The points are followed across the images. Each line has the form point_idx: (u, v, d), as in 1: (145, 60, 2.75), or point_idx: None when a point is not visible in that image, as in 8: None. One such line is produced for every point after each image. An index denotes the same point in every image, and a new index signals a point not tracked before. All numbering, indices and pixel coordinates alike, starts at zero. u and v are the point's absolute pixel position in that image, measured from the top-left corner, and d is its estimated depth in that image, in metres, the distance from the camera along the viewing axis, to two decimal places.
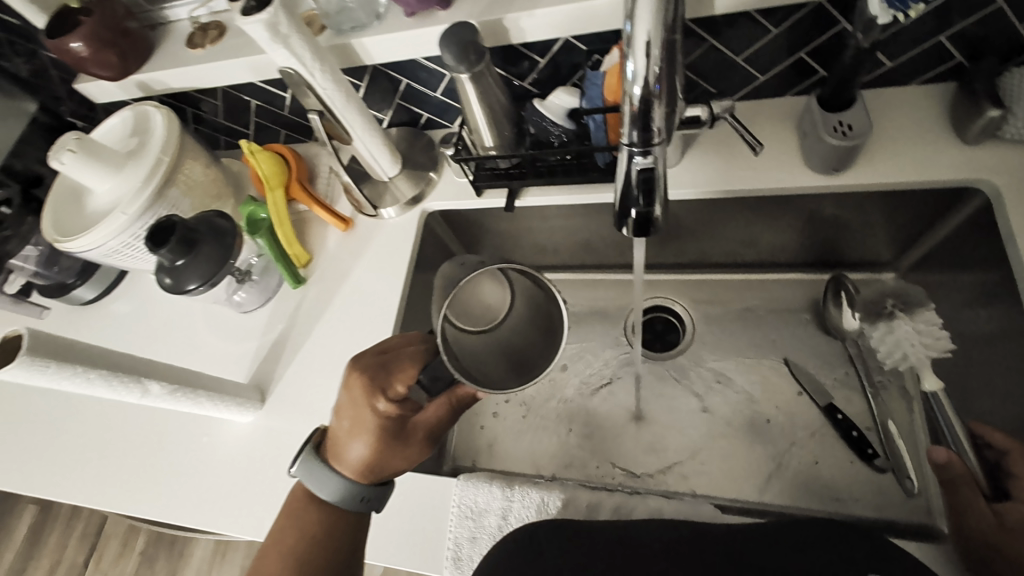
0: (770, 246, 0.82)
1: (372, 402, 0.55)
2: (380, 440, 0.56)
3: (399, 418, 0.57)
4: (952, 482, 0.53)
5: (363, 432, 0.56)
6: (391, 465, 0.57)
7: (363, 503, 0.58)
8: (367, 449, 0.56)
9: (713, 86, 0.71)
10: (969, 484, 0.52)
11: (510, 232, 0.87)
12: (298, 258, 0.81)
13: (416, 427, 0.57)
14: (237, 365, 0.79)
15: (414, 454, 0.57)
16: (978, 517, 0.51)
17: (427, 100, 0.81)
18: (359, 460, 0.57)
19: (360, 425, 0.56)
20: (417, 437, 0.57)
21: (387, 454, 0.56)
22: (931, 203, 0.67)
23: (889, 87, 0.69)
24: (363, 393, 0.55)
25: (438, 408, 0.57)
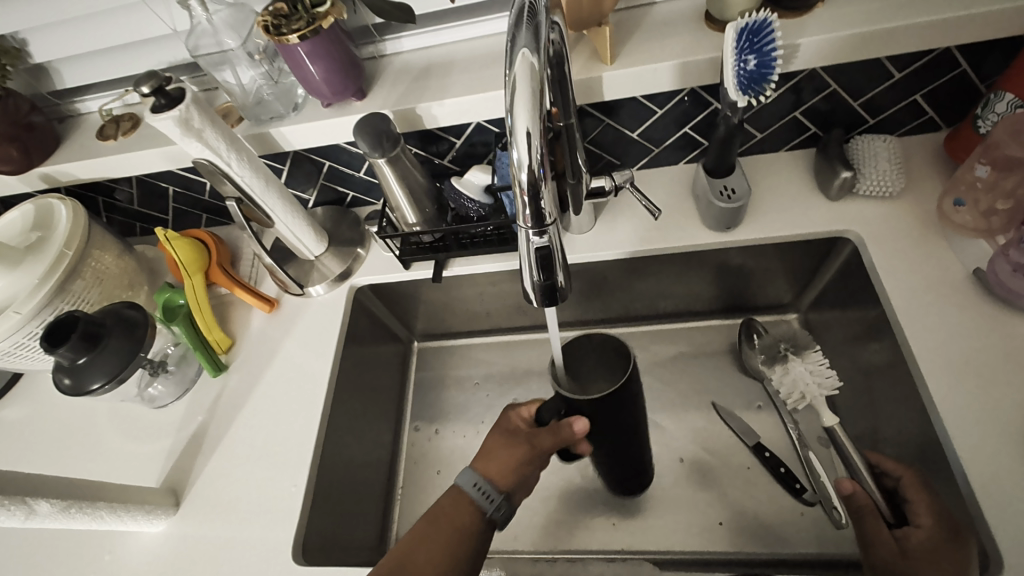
0: (687, 296, 0.88)
1: (513, 407, 0.65)
2: (506, 433, 0.62)
3: (523, 421, 0.62)
4: (857, 512, 0.58)
5: (495, 434, 0.62)
6: (506, 465, 0.60)
7: (478, 496, 0.58)
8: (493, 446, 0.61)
9: (616, 158, 0.79)
10: (872, 512, 0.57)
11: (443, 300, 0.89)
12: (219, 344, 0.78)
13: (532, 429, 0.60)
14: (147, 466, 0.73)
15: (523, 455, 0.59)
16: (881, 543, 0.55)
17: (350, 180, 0.83)
18: (487, 453, 0.61)
19: (501, 424, 0.64)
20: (526, 440, 0.60)
21: (507, 449, 0.60)
22: (813, 251, 0.76)
23: (765, 152, 0.79)
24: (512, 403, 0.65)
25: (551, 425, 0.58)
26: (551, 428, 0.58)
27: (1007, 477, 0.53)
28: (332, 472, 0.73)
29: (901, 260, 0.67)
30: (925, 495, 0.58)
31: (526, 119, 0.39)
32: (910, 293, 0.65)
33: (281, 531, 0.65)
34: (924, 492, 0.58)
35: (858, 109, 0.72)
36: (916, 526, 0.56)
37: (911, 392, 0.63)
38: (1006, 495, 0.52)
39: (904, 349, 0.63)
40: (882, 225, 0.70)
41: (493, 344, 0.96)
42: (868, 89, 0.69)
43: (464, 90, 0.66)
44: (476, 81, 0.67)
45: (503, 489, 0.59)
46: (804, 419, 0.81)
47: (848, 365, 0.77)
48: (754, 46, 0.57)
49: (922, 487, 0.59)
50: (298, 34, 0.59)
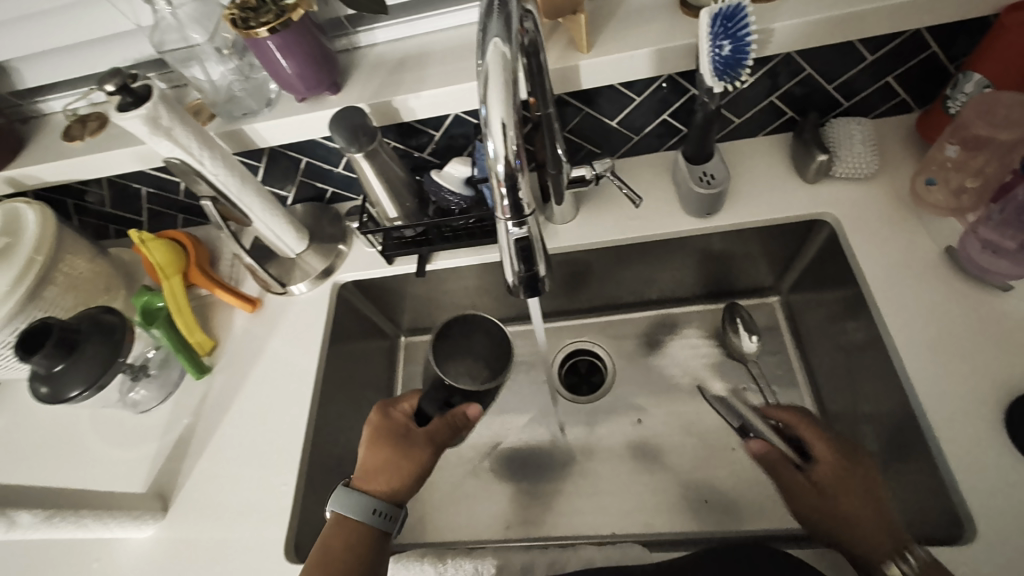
0: (670, 283, 0.89)
1: (387, 413, 0.63)
2: (390, 445, 0.61)
3: (405, 426, 0.62)
4: (773, 469, 0.61)
5: (375, 448, 0.61)
6: (399, 477, 0.60)
7: (377, 519, 0.58)
8: (378, 456, 0.60)
9: (596, 147, 0.79)
10: (784, 465, 0.60)
11: (428, 295, 0.88)
12: (201, 346, 0.77)
13: (421, 432, 0.61)
14: (133, 472, 0.72)
15: (417, 463, 0.60)
16: (803, 497, 0.57)
17: (329, 175, 0.82)
18: (375, 470, 0.60)
19: (372, 436, 0.62)
20: (418, 442, 0.61)
21: (396, 461, 0.60)
22: (791, 234, 0.77)
23: (743, 137, 0.80)
24: (380, 409, 0.63)
25: (442, 419, 0.62)
26: (445, 421, 0.62)
27: (979, 447, 0.55)
28: (321, 470, 0.73)
29: (876, 240, 0.69)
30: (818, 434, 0.61)
31: (501, 111, 0.39)
32: (886, 272, 0.67)
33: (272, 531, 0.64)
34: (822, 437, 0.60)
35: (832, 93, 0.72)
36: (820, 461, 0.59)
37: (888, 368, 0.64)
38: (978, 464, 0.54)
39: (880, 327, 0.65)
40: (858, 206, 0.71)
41: None
42: (841, 72, 0.69)
43: (441, 81, 0.66)
44: (452, 72, 0.66)
45: (396, 500, 0.60)
46: (787, 399, 0.83)
47: (827, 345, 0.79)
48: (728, 31, 0.57)
49: (814, 427, 0.61)
50: (268, 27, 0.58)
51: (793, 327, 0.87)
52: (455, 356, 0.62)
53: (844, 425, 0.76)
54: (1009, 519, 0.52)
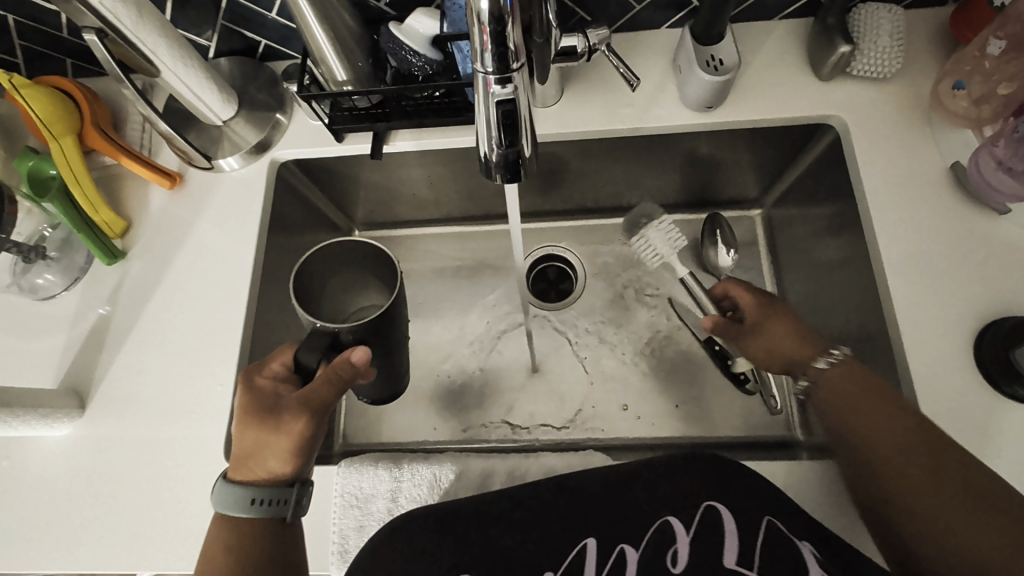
0: (652, 188, 0.82)
1: (252, 382, 0.50)
2: (257, 421, 0.48)
3: (274, 394, 0.49)
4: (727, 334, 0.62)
5: (244, 428, 0.49)
6: (279, 456, 0.49)
7: (263, 509, 0.48)
8: (249, 436, 0.49)
9: (590, 15, 0.66)
10: (736, 332, 0.62)
11: (384, 183, 0.78)
12: (111, 227, 0.65)
13: (293, 398, 0.48)
14: (40, 365, 0.63)
15: (295, 438, 0.48)
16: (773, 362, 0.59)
17: (261, 23, 0.66)
18: (248, 450, 0.49)
19: (239, 410, 0.49)
20: (287, 413, 0.48)
21: (269, 440, 0.48)
22: (791, 139, 0.70)
23: (757, 20, 0.69)
24: (243, 377, 0.50)
25: (316, 379, 0.48)
26: (323, 378, 0.48)
27: (946, 370, 0.55)
28: None
29: (882, 150, 0.63)
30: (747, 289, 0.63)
31: None
32: (887, 186, 0.62)
33: (209, 431, 0.59)
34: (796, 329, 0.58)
35: None
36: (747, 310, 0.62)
37: (869, 288, 0.62)
38: (944, 387, 0.54)
39: (869, 246, 0.61)
40: (870, 111, 0.64)
41: (442, 235, 0.88)
42: None
43: None
44: None
45: (286, 482, 0.49)
46: None
47: (804, 263, 0.76)
48: None
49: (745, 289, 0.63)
50: None
51: (771, 244, 0.83)
52: (357, 289, 0.59)
53: None
54: (961, 434, 0.53)
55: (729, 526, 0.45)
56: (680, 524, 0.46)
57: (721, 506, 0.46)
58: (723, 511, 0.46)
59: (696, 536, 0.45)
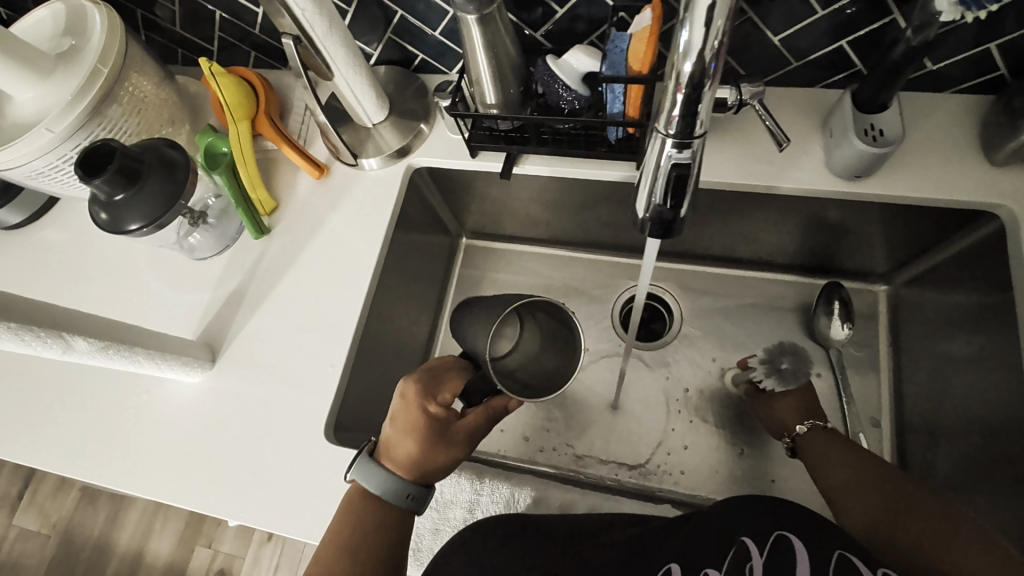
0: (769, 245, 0.79)
1: (426, 406, 0.53)
2: (431, 442, 0.52)
3: (447, 420, 0.53)
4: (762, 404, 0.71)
5: (413, 447, 0.52)
6: (438, 473, 0.54)
7: (409, 503, 0.53)
8: (418, 454, 0.52)
9: (743, 67, 0.65)
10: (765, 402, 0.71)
11: (502, 199, 0.81)
12: (263, 205, 0.73)
13: (465, 428, 0.54)
14: (185, 317, 0.71)
15: (459, 460, 0.54)
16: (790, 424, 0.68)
17: (423, 39, 0.71)
18: (404, 461, 0.52)
19: (407, 423, 0.53)
20: (460, 440, 0.53)
21: (436, 460, 0.53)
22: (942, 222, 0.65)
23: (923, 90, 0.65)
24: (414, 396, 0.53)
25: (480, 413, 0.54)
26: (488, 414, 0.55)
27: None
28: (368, 357, 0.71)
29: None
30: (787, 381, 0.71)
31: None
32: None
33: (314, 406, 0.64)
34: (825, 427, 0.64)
35: None
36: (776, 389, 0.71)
37: (1013, 401, 0.56)
38: None
39: (1023, 356, 0.56)
40: None
41: (543, 256, 0.90)
42: None
43: None
44: None
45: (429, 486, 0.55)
46: (860, 396, 0.77)
47: (931, 354, 0.70)
48: None
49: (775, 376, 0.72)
50: None
51: (893, 324, 0.77)
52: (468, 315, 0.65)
53: (920, 440, 0.70)
54: None
55: (800, 551, 0.43)
56: (754, 546, 0.44)
57: (791, 536, 0.44)
58: (794, 540, 0.44)
59: (768, 561, 0.43)
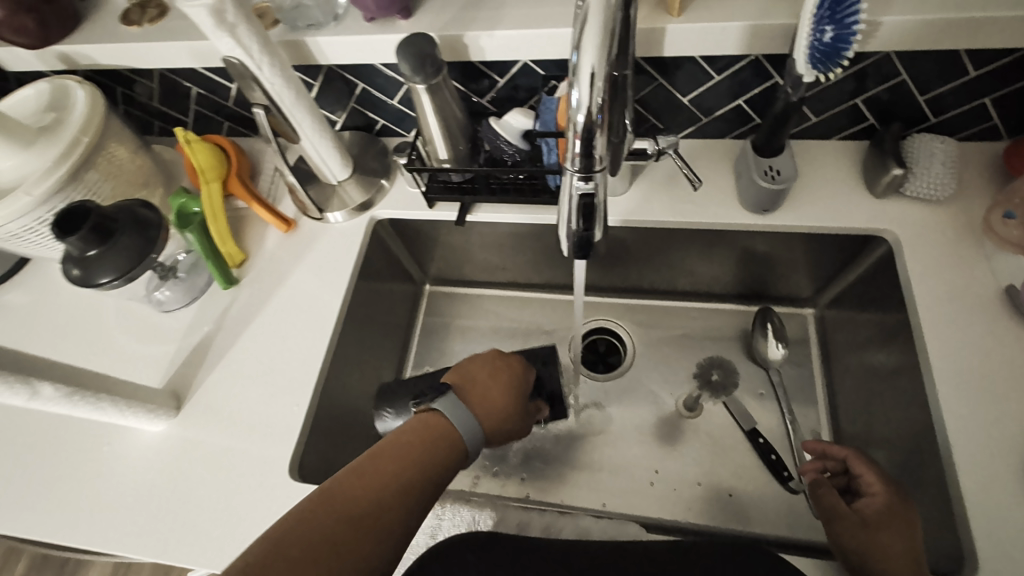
0: (705, 277, 0.87)
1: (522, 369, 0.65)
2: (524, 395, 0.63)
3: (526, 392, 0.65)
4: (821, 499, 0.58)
5: (506, 394, 0.61)
6: (508, 430, 0.60)
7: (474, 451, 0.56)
8: (511, 401, 0.61)
9: (661, 123, 0.76)
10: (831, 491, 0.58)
11: (460, 246, 0.87)
12: (232, 257, 0.77)
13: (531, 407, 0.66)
14: (152, 367, 0.73)
15: (521, 428, 0.63)
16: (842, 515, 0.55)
17: (382, 106, 0.79)
18: (498, 407, 0.59)
19: (504, 372, 0.63)
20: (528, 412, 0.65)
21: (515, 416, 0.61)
22: (843, 248, 0.74)
23: (814, 139, 0.76)
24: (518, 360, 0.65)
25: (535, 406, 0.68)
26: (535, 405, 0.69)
27: (1003, 496, 0.54)
28: (334, 398, 0.74)
29: (935, 267, 0.66)
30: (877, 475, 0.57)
31: (592, 59, 0.37)
32: (940, 302, 0.64)
33: (280, 448, 0.66)
34: (904, 501, 0.54)
35: (921, 105, 0.68)
36: (869, 495, 0.56)
37: (920, 401, 0.63)
38: (1001, 517, 0.53)
39: (921, 360, 0.63)
40: (923, 230, 0.68)
41: (503, 297, 0.96)
42: (938, 84, 0.65)
43: (518, 22, 0.61)
44: (529, 13, 0.62)
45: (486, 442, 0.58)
46: (800, 411, 0.83)
47: (854, 367, 0.77)
48: (834, 16, 0.53)
49: (870, 464, 0.58)
50: None
51: (822, 343, 0.85)
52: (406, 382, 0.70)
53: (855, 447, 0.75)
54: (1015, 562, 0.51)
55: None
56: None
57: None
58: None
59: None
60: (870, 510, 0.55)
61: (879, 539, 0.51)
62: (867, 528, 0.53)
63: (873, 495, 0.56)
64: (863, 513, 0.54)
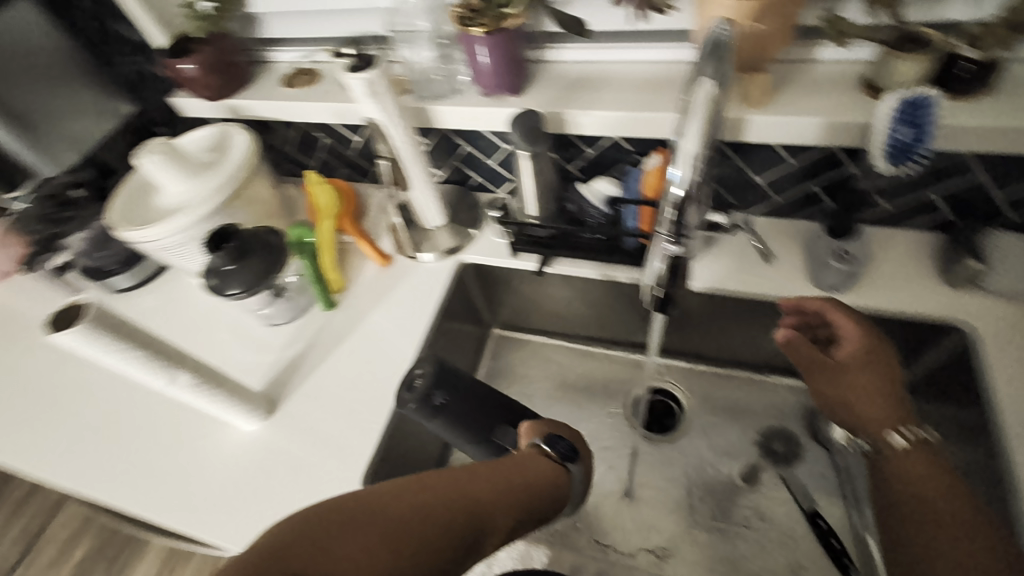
0: (768, 350, 0.88)
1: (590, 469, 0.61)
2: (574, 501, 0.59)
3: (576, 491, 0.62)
4: (807, 363, 0.62)
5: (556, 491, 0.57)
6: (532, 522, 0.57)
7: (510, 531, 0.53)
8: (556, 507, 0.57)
9: (734, 200, 0.81)
10: (810, 354, 0.62)
11: (533, 296, 0.94)
12: (334, 284, 0.87)
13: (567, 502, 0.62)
14: (253, 372, 0.82)
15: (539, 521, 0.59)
16: (829, 384, 0.61)
17: (480, 165, 0.90)
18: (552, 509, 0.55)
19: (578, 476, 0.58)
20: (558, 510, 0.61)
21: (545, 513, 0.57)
22: (915, 336, 0.75)
23: (887, 226, 0.79)
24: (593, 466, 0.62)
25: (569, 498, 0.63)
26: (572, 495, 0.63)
27: None
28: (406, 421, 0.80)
29: (1013, 363, 0.66)
30: (854, 325, 0.61)
31: (693, 144, 0.44)
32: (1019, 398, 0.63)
33: (355, 462, 0.71)
34: (877, 341, 0.60)
35: (999, 203, 0.70)
36: (844, 342, 0.61)
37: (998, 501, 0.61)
38: None
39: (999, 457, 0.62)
40: (1000, 325, 0.68)
41: (565, 349, 1.01)
42: (1017, 186, 0.67)
43: (614, 105, 0.71)
44: (624, 98, 0.71)
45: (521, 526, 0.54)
46: None
47: None
48: (910, 118, 0.57)
49: (841, 308, 0.62)
50: (483, 28, 0.66)
51: None
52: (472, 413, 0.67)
53: None
54: None
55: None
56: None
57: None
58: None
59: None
60: (847, 351, 0.60)
61: (860, 386, 0.59)
62: (875, 336, 0.60)
63: (846, 341, 0.61)
64: (841, 358, 0.60)
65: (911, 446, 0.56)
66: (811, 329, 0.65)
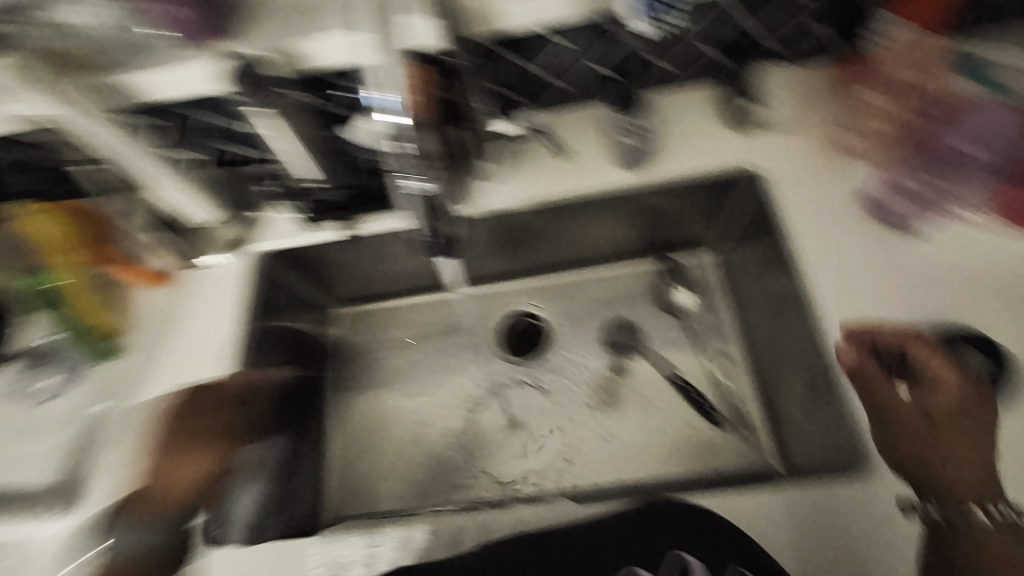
0: (605, 241, 0.87)
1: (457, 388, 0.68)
2: None
3: None
4: (869, 384, 0.58)
5: None
6: None
7: None
8: None
9: (522, 96, 0.80)
10: (882, 383, 0.58)
11: (356, 262, 0.84)
12: (102, 327, 0.71)
13: None
14: (39, 464, 0.67)
15: None
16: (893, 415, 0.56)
17: (239, 134, 0.76)
18: None
19: None
20: None
21: None
22: (719, 187, 0.76)
23: (667, 87, 0.80)
24: None
25: None
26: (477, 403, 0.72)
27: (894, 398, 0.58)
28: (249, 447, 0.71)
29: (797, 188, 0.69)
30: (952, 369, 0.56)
31: None
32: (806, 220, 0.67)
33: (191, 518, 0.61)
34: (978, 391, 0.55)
35: None
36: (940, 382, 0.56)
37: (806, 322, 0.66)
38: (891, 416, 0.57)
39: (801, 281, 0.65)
40: (782, 156, 0.71)
41: (417, 303, 0.94)
42: None
43: (338, 20, 0.58)
44: (349, 9, 0.59)
45: None
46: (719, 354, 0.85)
47: (754, 295, 0.81)
48: None
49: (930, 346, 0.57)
50: None
51: (725, 280, 0.87)
52: None
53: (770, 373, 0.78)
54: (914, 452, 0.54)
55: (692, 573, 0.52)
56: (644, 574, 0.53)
57: (685, 553, 0.54)
58: (688, 558, 0.53)
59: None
60: (942, 406, 0.55)
61: (950, 440, 0.53)
62: (988, 394, 0.55)
63: (941, 390, 0.56)
64: (920, 411, 0.56)
65: (997, 524, 0.49)
66: (882, 356, 0.59)
